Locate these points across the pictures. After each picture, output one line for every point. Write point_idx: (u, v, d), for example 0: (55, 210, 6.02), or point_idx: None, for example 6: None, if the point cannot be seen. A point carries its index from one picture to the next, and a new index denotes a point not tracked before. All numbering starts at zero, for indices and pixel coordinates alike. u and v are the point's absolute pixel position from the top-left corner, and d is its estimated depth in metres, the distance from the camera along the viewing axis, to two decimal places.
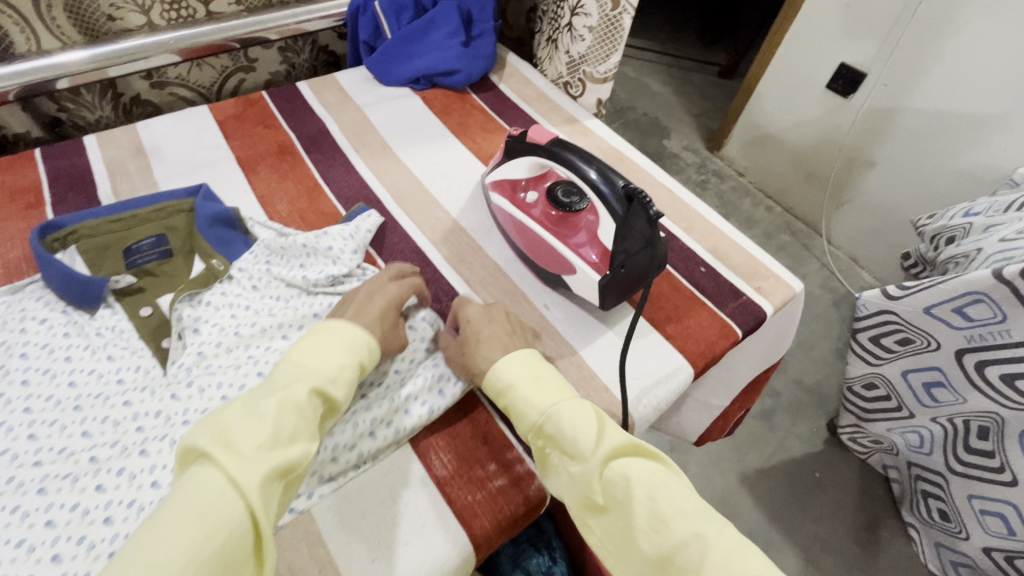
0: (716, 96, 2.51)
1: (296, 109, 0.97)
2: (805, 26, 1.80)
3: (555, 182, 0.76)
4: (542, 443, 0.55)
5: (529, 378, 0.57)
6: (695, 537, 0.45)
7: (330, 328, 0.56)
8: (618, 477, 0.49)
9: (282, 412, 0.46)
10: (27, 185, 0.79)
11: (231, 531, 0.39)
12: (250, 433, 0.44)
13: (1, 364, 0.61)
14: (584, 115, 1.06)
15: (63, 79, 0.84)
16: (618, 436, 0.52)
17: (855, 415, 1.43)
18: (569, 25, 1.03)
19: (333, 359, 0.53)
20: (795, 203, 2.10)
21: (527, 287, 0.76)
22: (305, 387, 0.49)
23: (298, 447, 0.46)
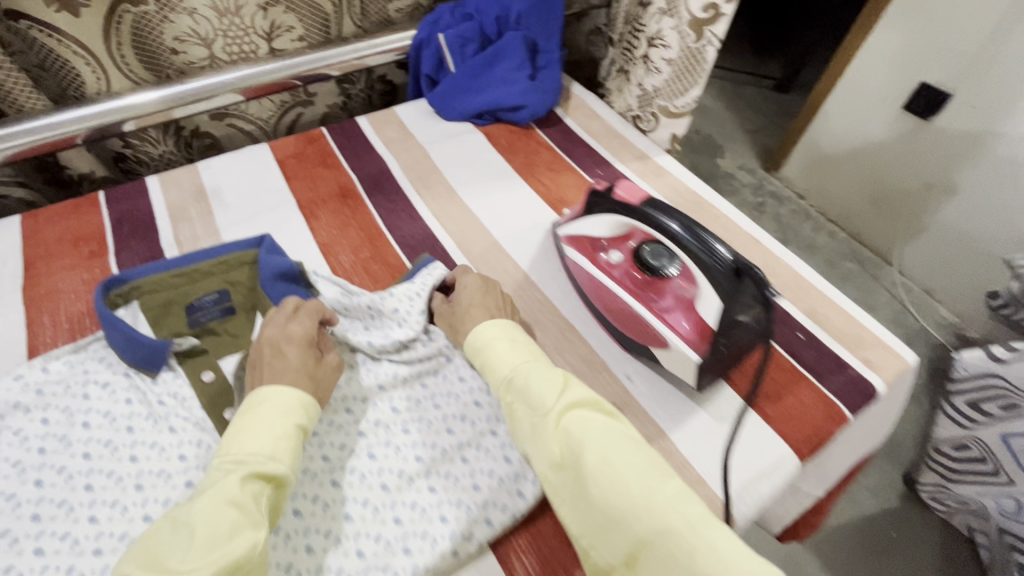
0: (771, 112, 2.24)
1: (356, 148, 0.93)
2: (886, 35, 1.53)
3: (640, 241, 0.69)
4: (509, 398, 0.56)
5: (506, 340, 0.60)
6: (641, 484, 0.46)
7: (253, 401, 0.53)
8: (575, 427, 0.51)
9: (215, 510, 0.43)
10: (90, 231, 0.77)
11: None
12: (178, 550, 0.42)
13: (61, 434, 0.58)
14: (658, 152, 0.97)
15: (130, 122, 0.83)
16: (579, 391, 0.54)
17: (939, 475, 1.25)
18: (644, 57, 0.95)
19: (263, 436, 0.49)
20: (860, 229, 1.83)
21: (606, 354, 0.69)
22: (237, 476, 0.46)
23: (242, 540, 0.43)
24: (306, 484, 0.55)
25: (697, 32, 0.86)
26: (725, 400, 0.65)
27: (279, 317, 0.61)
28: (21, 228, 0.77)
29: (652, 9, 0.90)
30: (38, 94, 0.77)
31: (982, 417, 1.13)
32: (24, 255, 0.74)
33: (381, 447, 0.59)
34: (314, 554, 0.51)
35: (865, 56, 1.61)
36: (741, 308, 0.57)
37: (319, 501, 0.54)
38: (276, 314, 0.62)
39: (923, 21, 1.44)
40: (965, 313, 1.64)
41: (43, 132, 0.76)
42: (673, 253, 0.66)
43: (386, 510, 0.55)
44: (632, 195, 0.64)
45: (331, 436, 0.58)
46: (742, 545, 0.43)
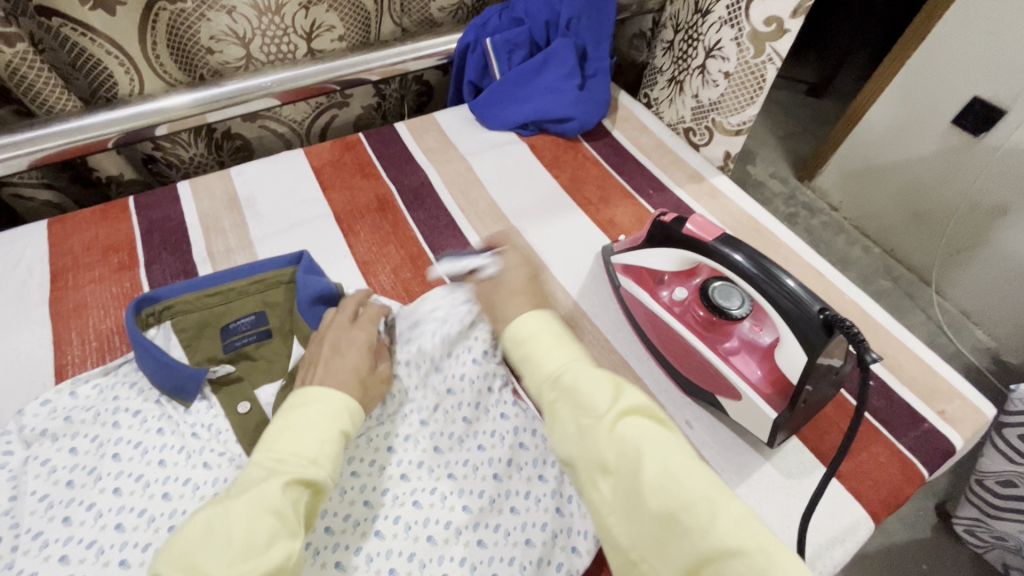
0: (804, 116, 1.87)
1: (396, 156, 0.89)
2: (937, 42, 1.25)
3: (707, 278, 0.65)
4: (552, 397, 0.47)
5: (551, 335, 0.51)
6: (706, 501, 0.37)
7: (300, 398, 0.48)
8: (633, 433, 0.41)
9: (255, 516, 0.39)
10: (121, 241, 0.74)
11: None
12: (217, 556, 0.37)
13: (91, 466, 0.54)
14: (711, 170, 0.92)
15: (163, 125, 0.79)
16: (636, 396, 0.45)
17: (977, 506, 0.97)
18: (701, 68, 0.89)
19: (307, 438, 0.45)
20: (898, 244, 1.51)
21: (663, 396, 0.65)
22: (278, 482, 0.42)
23: (277, 552, 0.39)
24: (348, 534, 0.51)
25: (757, 47, 0.80)
26: (792, 452, 0.61)
27: (342, 321, 0.58)
28: (47, 235, 0.74)
29: (711, 18, 0.84)
30: (67, 94, 0.74)
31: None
32: (51, 265, 0.71)
33: (425, 494, 0.55)
34: None
35: (914, 72, 1.31)
36: (836, 351, 0.54)
37: (364, 555, 0.50)
38: (339, 317, 0.59)
39: (982, 35, 1.17)
40: (1005, 338, 1.35)
41: (73, 136, 0.73)
42: (744, 294, 0.62)
43: (432, 566, 0.51)
44: (707, 231, 0.59)
45: (372, 480, 0.55)
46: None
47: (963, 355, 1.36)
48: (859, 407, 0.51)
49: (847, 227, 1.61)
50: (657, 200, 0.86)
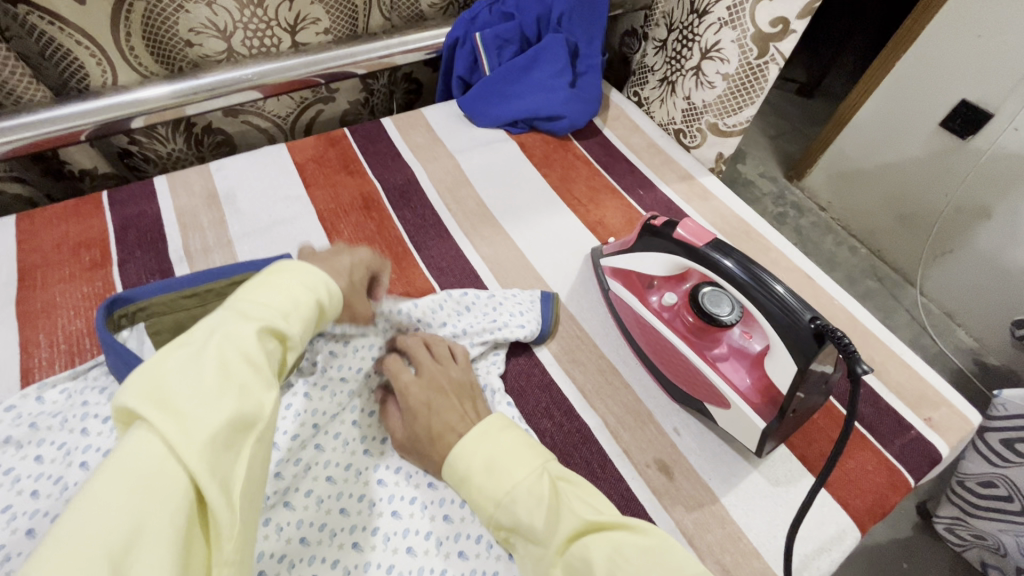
0: (794, 116, 1.87)
1: (382, 153, 0.87)
2: (926, 44, 1.25)
3: (697, 283, 0.64)
4: (507, 533, 0.46)
5: (482, 467, 0.47)
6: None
7: (273, 268, 0.45)
8: (580, 562, 0.40)
9: (229, 359, 0.35)
10: (93, 238, 0.71)
11: (173, 504, 0.29)
12: (191, 388, 0.33)
13: (57, 475, 0.51)
14: (701, 171, 0.91)
15: (139, 117, 0.76)
16: (575, 512, 0.42)
17: (958, 505, 0.98)
18: (696, 69, 0.88)
19: (279, 297, 0.42)
20: (885, 245, 1.52)
21: (651, 402, 0.64)
22: (253, 329, 0.38)
23: (252, 397, 0.35)
24: (324, 546, 0.49)
25: (761, 47, 0.78)
26: (779, 459, 0.60)
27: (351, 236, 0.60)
28: (15, 231, 0.71)
29: (709, 18, 0.83)
30: (38, 85, 0.71)
31: (1021, 459, 0.83)
32: (18, 263, 0.68)
33: (403, 503, 0.53)
34: None
35: (904, 74, 1.31)
36: (828, 358, 0.53)
37: (340, 567, 0.48)
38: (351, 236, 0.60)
39: (971, 38, 1.17)
40: (987, 340, 1.37)
41: (45, 128, 0.70)
42: (733, 300, 0.60)
43: None
44: (700, 236, 0.58)
45: (349, 486, 0.53)
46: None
47: (945, 355, 1.38)
48: (848, 416, 0.50)
49: (835, 228, 1.61)
50: (647, 201, 0.85)
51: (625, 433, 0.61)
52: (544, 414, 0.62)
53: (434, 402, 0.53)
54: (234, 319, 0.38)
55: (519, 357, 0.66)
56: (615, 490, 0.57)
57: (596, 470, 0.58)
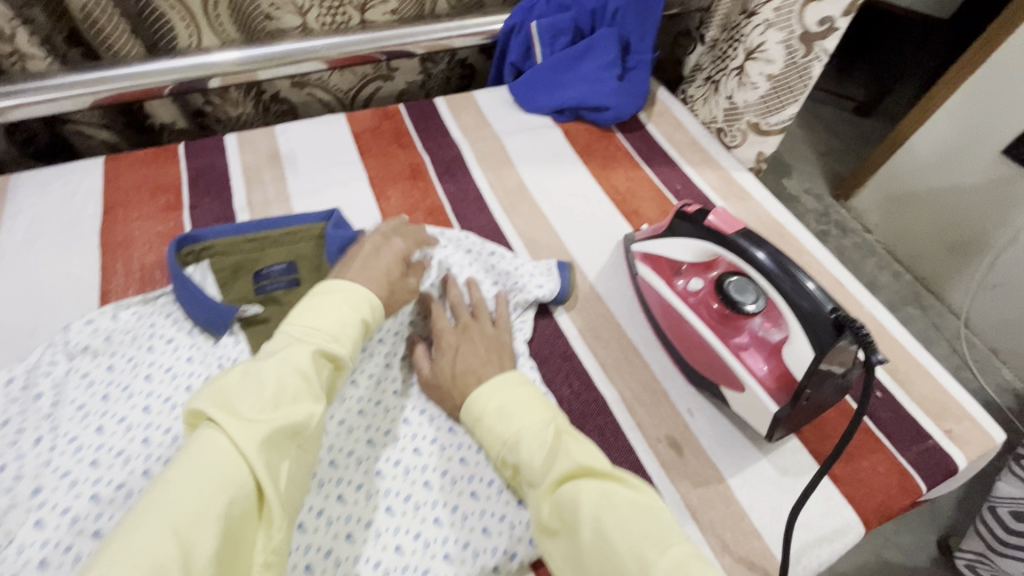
0: (847, 135, 1.82)
1: (432, 129, 0.92)
2: (995, 66, 1.21)
3: (724, 272, 0.65)
4: (512, 472, 0.50)
5: (495, 410, 0.51)
6: (636, 561, 0.37)
7: (324, 287, 0.51)
8: (567, 500, 0.42)
9: (284, 373, 0.41)
10: (168, 184, 0.79)
11: (233, 493, 0.34)
12: (250, 397, 0.38)
13: (125, 384, 0.58)
14: (742, 171, 0.92)
15: (215, 78, 0.84)
16: (571, 457, 0.45)
17: (984, 537, 0.95)
18: (739, 69, 0.88)
19: (334, 317, 0.48)
20: (932, 274, 1.48)
21: (668, 383, 0.66)
22: (307, 348, 0.44)
23: (305, 407, 0.40)
24: (351, 471, 0.54)
25: (807, 47, 0.80)
26: (789, 450, 0.62)
27: (382, 234, 0.63)
28: (102, 171, 0.79)
29: (755, 19, 0.83)
30: (134, 41, 0.79)
31: None
32: (105, 199, 0.76)
33: (424, 442, 0.57)
34: (353, 543, 0.50)
35: (968, 96, 1.27)
36: (837, 359, 0.54)
37: (363, 491, 0.53)
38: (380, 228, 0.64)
39: None
40: None
41: (135, 80, 0.79)
42: (757, 289, 0.62)
43: (426, 508, 0.53)
44: (729, 224, 0.60)
45: (377, 421, 0.58)
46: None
47: (984, 391, 1.33)
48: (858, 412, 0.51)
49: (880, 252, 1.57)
50: (683, 195, 0.87)
51: (641, 408, 0.64)
52: (563, 381, 0.65)
53: (461, 346, 0.58)
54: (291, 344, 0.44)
55: (544, 328, 0.69)
56: (625, 459, 0.59)
57: (608, 438, 0.61)
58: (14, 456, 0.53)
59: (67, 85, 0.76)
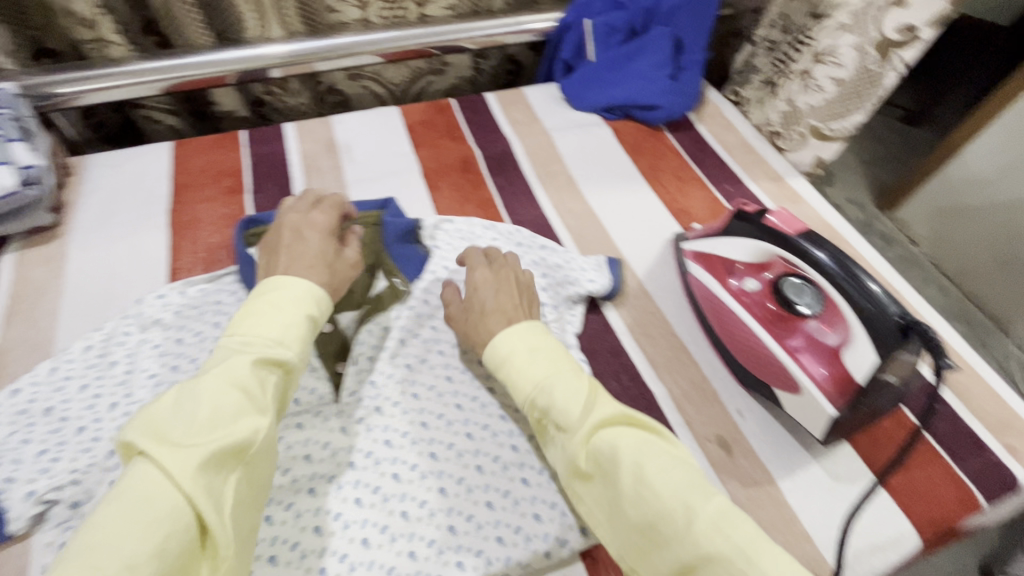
0: (894, 145, 1.77)
1: (483, 124, 0.93)
2: None
3: (781, 273, 0.65)
4: (538, 416, 0.51)
5: (525, 351, 0.52)
6: (681, 507, 0.40)
7: (266, 286, 0.51)
8: (607, 445, 0.45)
9: (219, 392, 0.41)
10: (231, 169, 0.82)
11: (170, 526, 0.35)
12: (181, 425, 0.39)
13: (192, 356, 0.61)
14: (794, 174, 0.91)
15: (275, 68, 0.86)
16: (608, 406, 0.48)
17: None
18: (804, 72, 0.91)
19: (281, 321, 0.48)
20: (982, 291, 1.42)
21: (717, 382, 0.66)
22: (247, 357, 0.44)
23: (246, 425, 0.41)
24: (405, 451, 0.57)
25: (883, 54, 0.82)
26: (842, 456, 0.61)
27: (299, 207, 0.64)
28: (170, 155, 0.83)
29: (828, 22, 0.86)
30: (205, 31, 0.83)
31: None
32: (172, 181, 0.79)
33: (477, 428, 0.59)
34: (407, 520, 0.52)
35: None
36: (897, 367, 0.53)
37: (417, 471, 0.55)
38: (294, 205, 0.64)
39: None
40: None
41: (203, 68, 0.82)
42: (812, 287, 0.62)
43: (478, 492, 0.54)
44: (789, 224, 0.60)
45: (431, 405, 0.60)
46: (790, 563, 0.37)
47: None
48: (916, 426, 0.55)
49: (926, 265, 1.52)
50: (735, 196, 0.86)
51: (690, 407, 0.63)
52: (612, 375, 0.65)
53: (500, 289, 0.60)
54: (231, 356, 0.44)
55: (593, 322, 0.70)
56: None
57: None
58: (92, 419, 0.56)
59: (143, 71, 0.80)
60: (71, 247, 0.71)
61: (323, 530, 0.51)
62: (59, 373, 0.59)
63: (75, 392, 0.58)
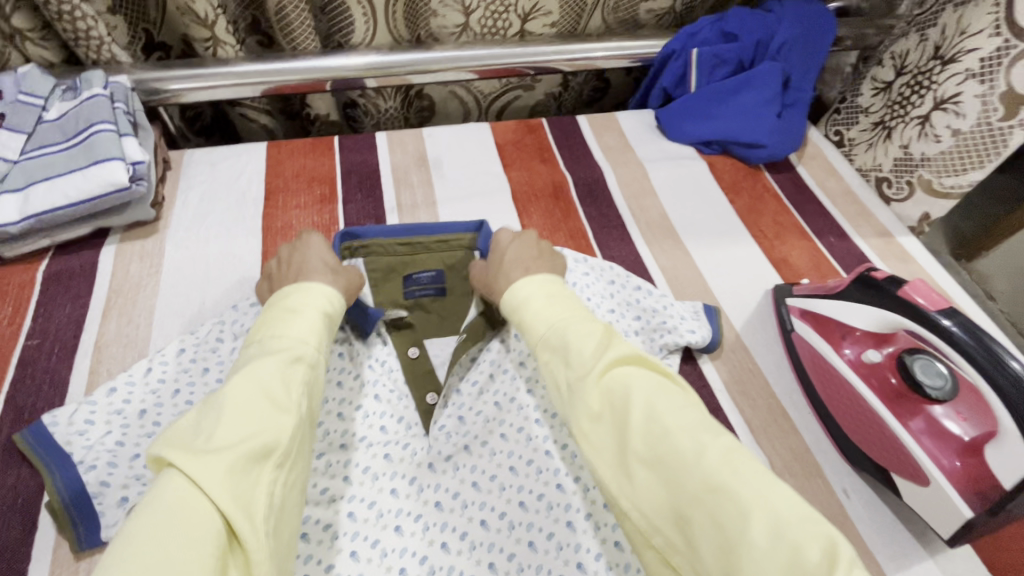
0: None
1: (575, 148, 0.90)
2: None
3: (907, 347, 0.60)
4: (547, 357, 0.46)
5: (544, 296, 0.50)
6: (693, 443, 0.37)
7: (281, 297, 0.49)
8: (620, 384, 0.41)
9: (242, 393, 0.38)
10: (324, 175, 0.81)
11: (203, 536, 0.31)
12: (207, 429, 0.36)
13: None
14: (902, 229, 0.85)
15: (372, 79, 0.86)
16: (623, 345, 0.44)
17: None
18: (923, 118, 0.84)
19: (301, 323, 0.46)
20: None
21: (821, 455, 0.61)
22: (271, 361, 0.41)
23: (272, 425, 0.37)
24: (494, 497, 0.55)
25: (1008, 109, 0.75)
26: (960, 556, 0.55)
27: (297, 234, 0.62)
28: (266, 157, 0.83)
29: (954, 67, 0.80)
30: (313, 36, 0.82)
31: None
32: (267, 184, 0.79)
33: (567, 479, 0.55)
34: (495, 572, 0.51)
35: None
36: None
37: (506, 520, 0.54)
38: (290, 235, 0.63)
39: None
40: None
41: (306, 74, 0.82)
42: (950, 374, 0.56)
43: (568, 551, 0.52)
44: (933, 302, 0.54)
45: (519, 448, 0.57)
46: (803, 505, 0.33)
47: None
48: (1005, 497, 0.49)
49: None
50: (839, 249, 0.81)
51: (791, 479, 0.59)
52: None
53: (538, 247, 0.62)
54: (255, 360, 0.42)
55: (688, 373, 0.66)
56: None
57: None
58: None
59: (250, 74, 0.80)
60: (168, 245, 0.72)
61: (408, 572, 0.51)
62: (152, 374, 0.59)
63: (167, 395, 0.57)
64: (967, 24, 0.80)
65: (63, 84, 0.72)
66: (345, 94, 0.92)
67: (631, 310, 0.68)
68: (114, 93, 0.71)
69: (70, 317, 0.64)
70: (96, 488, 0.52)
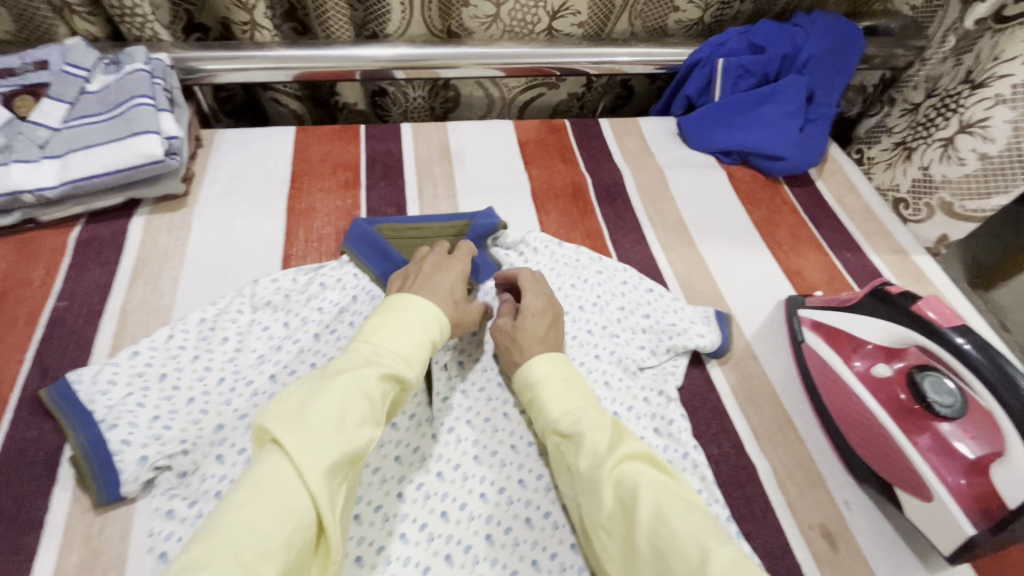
0: None
1: (596, 150, 0.91)
2: None
3: (917, 363, 0.60)
4: (560, 444, 0.50)
5: (558, 377, 0.53)
6: (697, 547, 0.38)
7: (400, 302, 0.50)
8: (630, 482, 0.44)
9: (349, 394, 0.41)
10: (349, 162, 0.83)
11: (299, 523, 0.35)
12: (316, 417, 0.39)
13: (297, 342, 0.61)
14: (918, 249, 0.85)
15: (401, 70, 0.88)
16: (634, 442, 0.47)
17: None
18: (946, 141, 0.84)
19: (403, 338, 0.47)
20: None
21: (825, 467, 0.62)
22: (375, 370, 0.43)
23: (364, 432, 0.41)
24: (495, 472, 0.56)
25: None
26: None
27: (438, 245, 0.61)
28: (293, 140, 0.85)
29: (983, 92, 0.79)
30: (347, 25, 0.84)
31: None
32: (293, 167, 0.81)
33: None
34: (491, 544, 0.52)
35: None
36: None
37: (505, 495, 0.55)
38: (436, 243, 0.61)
39: None
40: None
41: (337, 61, 0.83)
42: (959, 391, 0.56)
43: (563, 530, 0.54)
44: (945, 318, 0.54)
45: (520, 428, 0.60)
46: None
47: None
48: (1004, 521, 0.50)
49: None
50: (853, 265, 0.82)
51: (793, 488, 0.59)
52: (712, 440, 0.62)
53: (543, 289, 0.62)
54: (361, 362, 0.44)
55: (696, 377, 0.67)
56: (775, 539, 0.56)
57: (757, 512, 0.57)
58: (201, 391, 0.57)
59: (287, 59, 0.82)
60: (195, 219, 0.74)
61: (409, 537, 0.51)
62: (173, 341, 0.60)
63: (187, 361, 0.59)
64: (1001, 50, 0.79)
65: (106, 58, 0.74)
66: (372, 84, 0.94)
67: (632, 317, 0.67)
68: (154, 69, 0.74)
69: (97, 283, 0.66)
70: (116, 446, 0.53)
